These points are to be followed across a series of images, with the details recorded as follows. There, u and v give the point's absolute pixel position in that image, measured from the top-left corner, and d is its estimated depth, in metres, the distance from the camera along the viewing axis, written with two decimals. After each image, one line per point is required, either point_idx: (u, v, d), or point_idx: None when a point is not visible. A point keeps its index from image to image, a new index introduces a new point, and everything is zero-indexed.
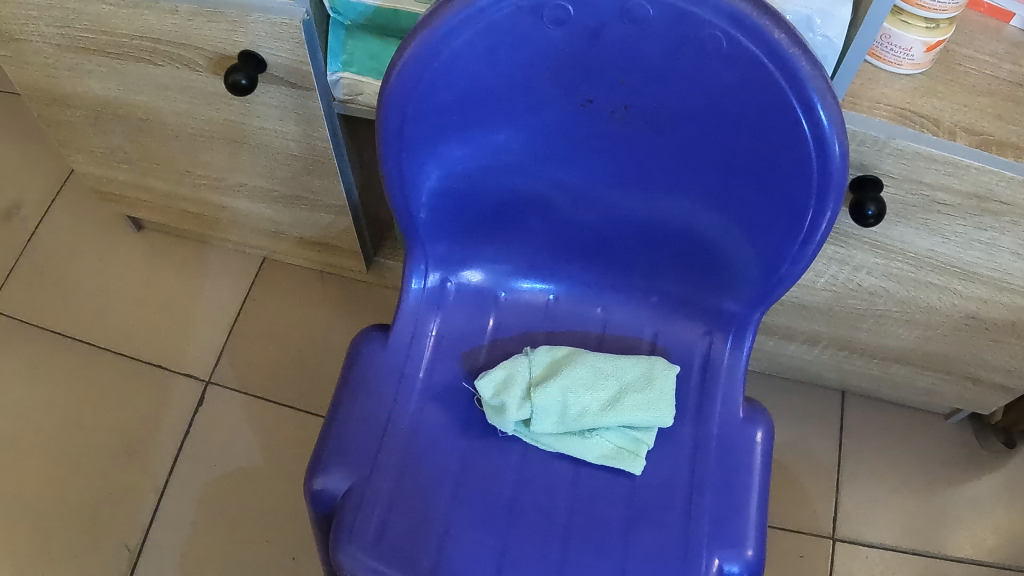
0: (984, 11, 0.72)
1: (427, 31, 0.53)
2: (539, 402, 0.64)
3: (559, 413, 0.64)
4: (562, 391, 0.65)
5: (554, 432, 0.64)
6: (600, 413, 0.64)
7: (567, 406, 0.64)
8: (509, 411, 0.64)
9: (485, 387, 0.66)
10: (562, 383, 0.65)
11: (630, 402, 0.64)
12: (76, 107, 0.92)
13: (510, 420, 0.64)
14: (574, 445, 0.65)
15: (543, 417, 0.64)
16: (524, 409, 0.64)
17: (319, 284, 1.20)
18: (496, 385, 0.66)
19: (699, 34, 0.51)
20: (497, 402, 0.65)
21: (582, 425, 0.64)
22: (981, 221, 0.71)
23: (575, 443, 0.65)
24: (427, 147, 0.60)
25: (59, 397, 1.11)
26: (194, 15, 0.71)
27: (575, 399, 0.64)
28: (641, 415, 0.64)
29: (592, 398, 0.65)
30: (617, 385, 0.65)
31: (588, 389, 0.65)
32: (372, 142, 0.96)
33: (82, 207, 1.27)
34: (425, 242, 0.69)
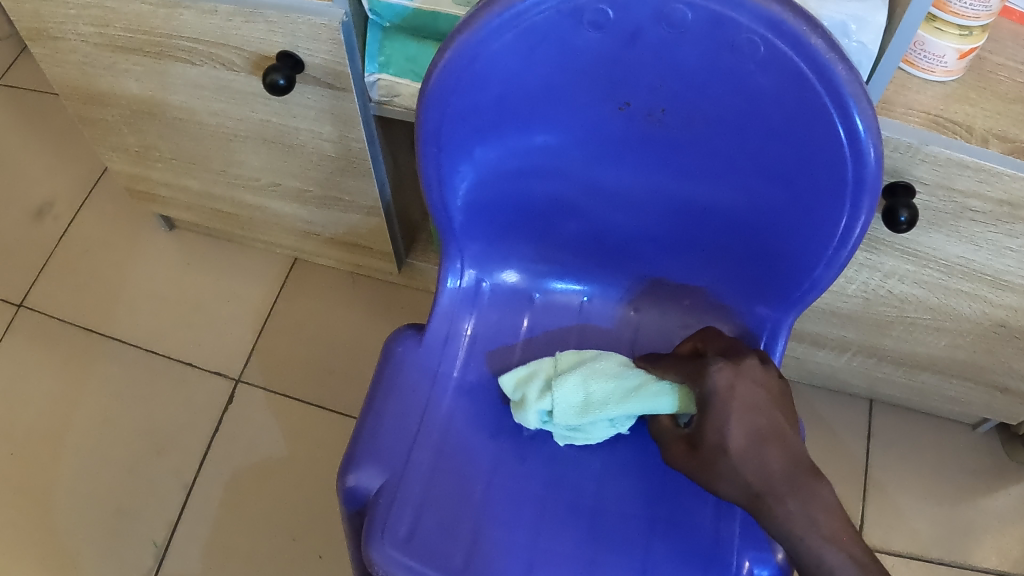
0: (1015, 19, 0.73)
1: (468, 32, 0.54)
2: (559, 389, 0.64)
3: (581, 402, 0.64)
4: (585, 379, 0.64)
5: (575, 421, 0.64)
6: (622, 400, 0.62)
7: (589, 393, 0.64)
8: (529, 402, 0.65)
9: (508, 381, 0.67)
10: (582, 374, 0.64)
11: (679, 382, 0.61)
12: (112, 106, 0.93)
13: (533, 410, 0.65)
14: (600, 428, 0.64)
15: (563, 409, 0.64)
16: (545, 396, 0.65)
17: (349, 284, 1.20)
18: (520, 372, 0.67)
19: (736, 38, 0.51)
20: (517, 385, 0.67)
21: (600, 414, 0.63)
22: (1013, 228, 0.71)
23: (599, 427, 0.64)
24: (464, 148, 0.61)
25: (90, 392, 1.13)
26: (233, 16, 0.72)
27: (596, 389, 0.64)
28: (664, 400, 0.61)
29: (616, 384, 0.63)
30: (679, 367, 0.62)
31: (610, 379, 0.64)
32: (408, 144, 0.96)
33: (114, 204, 1.29)
34: (461, 241, 0.70)
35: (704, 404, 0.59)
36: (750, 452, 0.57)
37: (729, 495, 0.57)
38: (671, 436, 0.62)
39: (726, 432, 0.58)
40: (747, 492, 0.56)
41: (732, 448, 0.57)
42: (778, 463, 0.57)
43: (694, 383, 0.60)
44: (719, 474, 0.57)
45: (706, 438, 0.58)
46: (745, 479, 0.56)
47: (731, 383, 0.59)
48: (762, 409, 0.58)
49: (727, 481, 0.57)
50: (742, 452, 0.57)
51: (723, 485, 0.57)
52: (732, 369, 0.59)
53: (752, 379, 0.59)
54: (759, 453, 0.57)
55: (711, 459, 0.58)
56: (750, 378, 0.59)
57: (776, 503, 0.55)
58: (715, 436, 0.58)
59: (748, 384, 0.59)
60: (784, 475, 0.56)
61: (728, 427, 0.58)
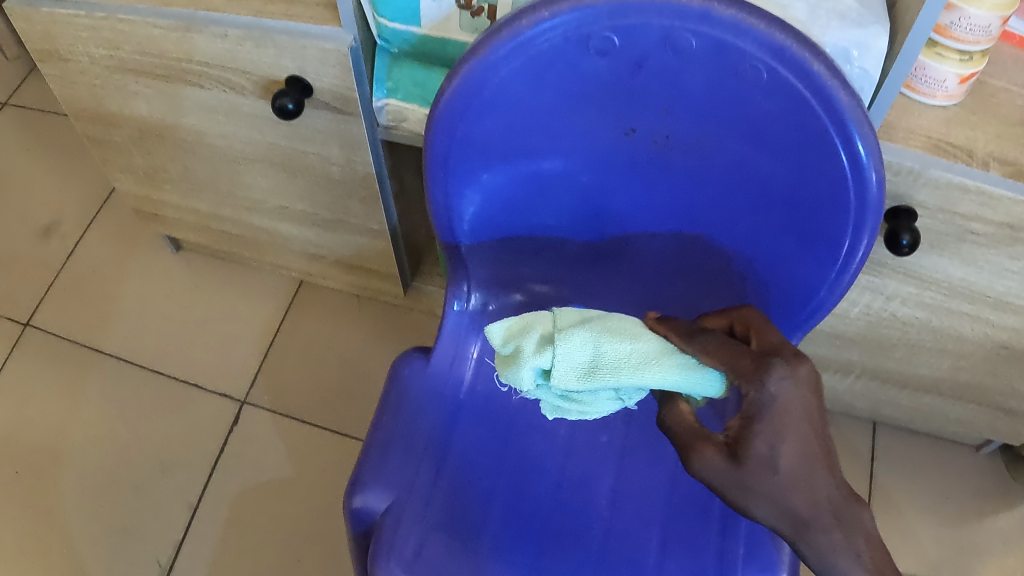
0: (1016, 43, 0.75)
1: (475, 59, 0.55)
2: (563, 345, 0.54)
3: (587, 362, 0.54)
4: (597, 336, 0.54)
5: (574, 386, 0.54)
6: (638, 368, 0.53)
7: (599, 354, 0.54)
8: (525, 356, 0.55)
9: (498, 334, 0.58)
10: (594, 330, 0.54)
11: (717, 367, 0.52)
12: (122, 128, 0.94)
13: (528, 367, 0.55)
14: (598, 395, 0.55)
15: (564, 367, 0.54)
16: (545, 354, 0.54)
17: (354, 307, 1.21)
18: (513, 329, 0.57)
19: (741, 65, 0.52)
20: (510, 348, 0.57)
21: (608, 380, 0.53)
22: (1015, 250, 0.72)
23: (599, 395, 0.55)
24: (471, 172, 0.62)
25: (96, 412, 1.13)
26: (242, 40, 0.73)
27: (609, 350, 0.54)
28: (692, 379, 0.52)
29: (634, 348, 0.53)
30: (723, 356, 0.52)
31: (627, 341, 0.54)
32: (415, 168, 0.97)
33: (122, 225, 1.30)
34: (468, 264, 0.70)
35: (757, 411, 0.49)
36: (801, 474, 0.49)
37: (765, 518, 0.49)
38: (695, 435, 0.52)
39: (778, 449, 0.49)
40: (791, 521, 0.49)
41: (783, 468, 0.49)
42: (825, 488, 0.49)
43: (748, 383, 0.50)
44: (759, 496, 0.49)
45: (754, 451, 0.49)
46: (790, 505, 0.49)
47: (791, 391, 0.49)
48: (815, 422, 0.50)
49: (767, 504, 0.49)
50: (794, 473, 0.49)
51: (761, 507, 0.49)
52: (793, 376, 0.50)
53: (811, 388, 0.50)
54: (807, 475, 0.49)
55: (754, 475, 0.49)
56: (809, 385, 0.50)
57: (823, 538, 0.48)
58: (763, 452, 0.49)
59: (808, 394, 0.50)
60: (832, 508, 0.49)
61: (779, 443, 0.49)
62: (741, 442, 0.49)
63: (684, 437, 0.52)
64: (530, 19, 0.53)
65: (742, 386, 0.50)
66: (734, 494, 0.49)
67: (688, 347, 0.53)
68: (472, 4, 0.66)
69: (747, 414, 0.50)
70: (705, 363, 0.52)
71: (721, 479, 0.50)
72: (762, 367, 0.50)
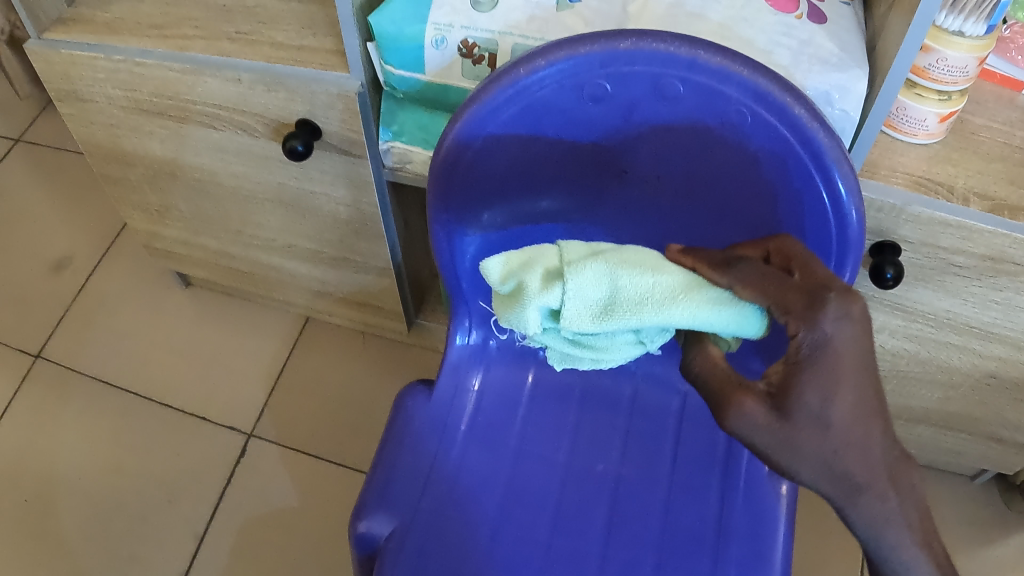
0: (998, 81, 0.78)
1: (476, 105, 0.58)
2: (574, 283, 0.52)
3: (602, 300, 0.53)
4: (610, 270, 0.52)
5: (588, 326, 0.54)
6: (657, 304, 0.51)
7: (615, 292, 0.52)
8: (533, 294, 0.53)
9: (501, 271, 0.55)
10: (608, 265, 0.52)
11: (758, 302, 0.48)
12: (136, 166, 0.98)
13: (535, 305, 0.53)
14: (614, 339, 0.57)
15: (574, 303, 0.52)
16: (553, 293, 0.53)
17: (359, 343, 1.24)
18: (512, 265, 0.54)
19: (726, 109, 0.56)
20: (512, 287, 0.55)
21: (625, 318, 0.52)
22: (997, 281, 0.74)
23: (616, 336, 0.56)
24: (473, 213, 0.65)
25: (105, 444, 1.15)
26: (254, 84, 0.77)
27: (624, 285, 0.52)
28: (721, 315, 0.49)
29: (655, 282, 0.51)
30: (765, 289, 0.48)
31: (645, 275, 0.51)
32: (419, 208, 1.00)
33: (132, 260, 1.34)
34: (469, 300, 0.73)
35: (809, 357, 0.46)
36: (854, 430, 0.45)
37: (810, 478, 0.46)
38: (737, 387, 0.47)
39: (833, 402, 0.45)
40: (842, 482, 0.45)
41: (835, 422, 0.45)
42: (879, 449, 0.46)
43: (799, 324, 0.46)
44: (810, 453, 0.45)
45: (804, 404, 0.45)
46: (842, 464, 0.45)
47: (847, 332, 0.45)
48: (868, 370, 0.46)
49: (817, 463, 0.45)
50: (848, 430, 0.45)
51: (810, 468, 0.45)
52: (849, 316, 0.46)
53: (867, 329, 0.46)
54: (863, 432, 0.45)
55: (806, 432, 0.45)
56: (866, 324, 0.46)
57: (874, 500, 0.45)
58: (816, 406, 0.45)
59: (864, 334, 0.46)
60: (885, 467, 0.46)
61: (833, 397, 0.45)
62: (791, 393, 0.45)
63: (720, 387, 0.49)
64: (528, 67, 0.56)
65: (790, 326, 0.47)
66: (778, 453, 0.45)
67: (722, 281, 0.50)
68: (474, 53, 0.70)
69: (795, 359, 0.46)
70: (743, 297, 0.49)
71: (764, 437, 0.45)
72: (814, 306, 0.46)
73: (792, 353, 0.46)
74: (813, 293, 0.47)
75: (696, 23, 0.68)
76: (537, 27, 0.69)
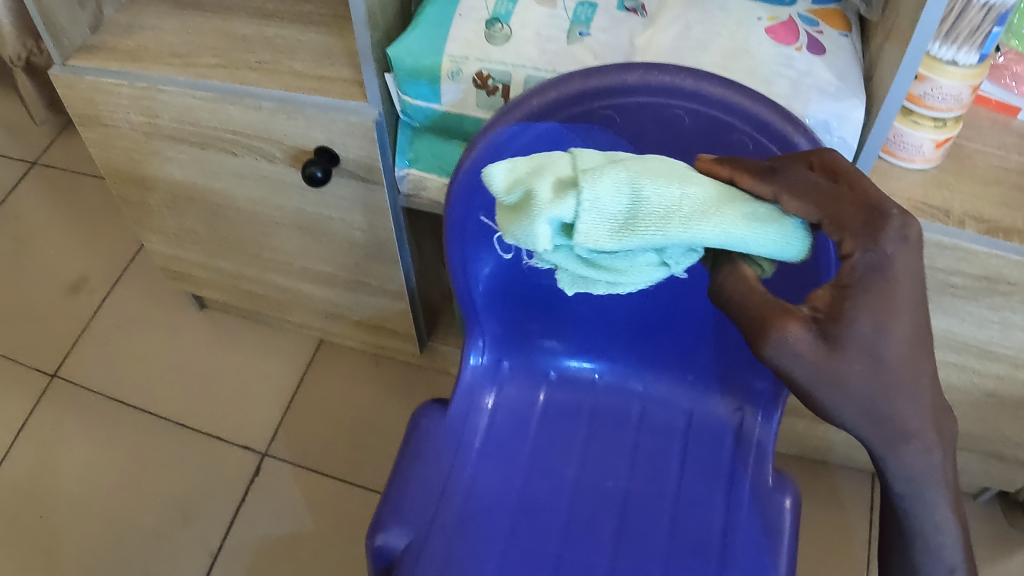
0: (993, 107, 0.82)
1: (492, 133, 0.61)
2: (591, 191, 0.45)
3: (622, 215, 0.46)
4: (632, 181, 0.46)
5: (607, 244, 0.45)
6: (692, 217, 0.45)
7: (637, 204, 0.46)
8: (545, 205, 0.44)
9: (504, 181, 0.46)
10: (631, 176, 0.46)
11: (808, 215, 0.45)
12: (156, 191, 1.01)
13: (547, 219, 0.44)
14: (635, 263, 0.48)
15: (593, 217, 0.45)
16: (567, 203, 0.45)
17: (372, 366, 1.26)
18: (518, 172, 0.46)
19: (728, 138, 0.61)
20: (517, 199, 0.46)
21: (651, 235, 0.45)
22: (993, 300, 0.77)
23: (637, 260, 0.47)
24: (488, 239, 0.68)
25: (122, 462, 1.18)
26: (275, 112, 0.80)
27: (649, 198, 0.46)
28: (759, 234, 0.45)
29: (684, 195, 0.46)
30: (818, 201, 0.45)
31: (673, 188, 0.46)
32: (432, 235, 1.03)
33: (147, 282, 1.37)
34: (483, 322, 0.76)
35: (863, 280, 0.44)
36: (905, 372, 0.45)
37: (849, 415, 0.45)
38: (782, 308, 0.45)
39: (883, 337, 0.44)
40: (884, 425, 0.45)
41: (887, 361, 0.44)
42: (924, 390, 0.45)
43: (856, 242, 0.44)
44: (856, 389, 0.44)
45: (856, 334, 0.44)
46: (889, 405, 0.44)
47: (904, 256, 0.44)
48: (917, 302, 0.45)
49: (861, 399, 0.44)
50: (899, 372, 0.44)
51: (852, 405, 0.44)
52: (908, 238, 0.44)
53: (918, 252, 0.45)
54: (909, 370, 0.45)
55: (854, 366, 0.44)
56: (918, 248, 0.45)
57: (914, 448, 0.46)
58: (867, 340, 0.44)
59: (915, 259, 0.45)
60: (931, 414, 0.46)
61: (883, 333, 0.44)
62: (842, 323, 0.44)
63: (758, 311, 0.45)
64: (541, 99, 0.60)
65: (844, 244, 0.45)
66: (820, 388, 0.44)
67: (766, 191, 0.47)
68: (488, 84, 0.74)
69: (847, 283, 0.45)
70: (789, 210, 0.46)
71: (807, 368, 0.44)
72: (872, 223, 0.45)
73: (844, 275, 0.45)
74: (870, 211, 0.45)
75: (700, 55, 0.71)
76: (548, 60, 0.72)
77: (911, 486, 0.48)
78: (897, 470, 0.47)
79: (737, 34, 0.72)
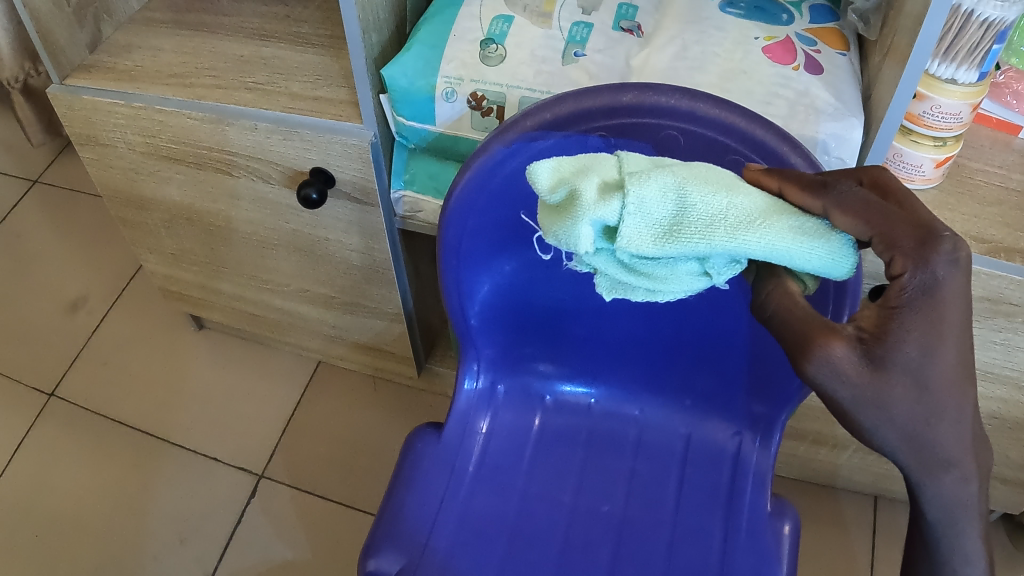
0: (994, 125, 0.81)
1: (485, 155, 0.61)
2: (636, 196, 0.45)
3: (666, 221, 0.45)
4: (679, 187, 0.46)
5: (648, 249, 0.45)
6: (737, 228, 0.44)
7: (682, 210, 0.45)
8: (588, 206, 0.45)
9: (547, 178, 0.47)
10: (678, 181, 0.46)
11: (858, 232, 0.43)
12: (153, 211, 1.01)
13: (589, 220, 0.45)
14: (676, 271, 0.47)
15: (637, 221, 0.45)
16: (612, 205, 0.45)
17: (370, 388, 1.26)
18: (564, 172, 0.47)
19: (724, 159, 0.60)
20: (562, 199, 0.47)
21: (694, 243, 0.45)
22: (996, 322, 0.76)
23: (678, 268, 0.47)
24: (482, 262, 0.68)
25: (117, 483, 1.17)
26: (271, 133, 0.80)
27: (696, 204, 0.45)
28: (806, 249, 0.44)
29: (732, 205, 0.45)
30: (869, 218, 0.43)
31: (722, 196, 0.45)
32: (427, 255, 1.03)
33: (145, 303, 1.37)
34: (478, 344, 0.75)
35: (913, 302, 0.42)
36: (950, 398, 0.43)
37: (892, 443, 0.44)
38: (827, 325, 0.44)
39: (932, 358, 0.43)
40: (924, 451, 0.44)
41: (932, 387, 0.43)
42: (967, 418, 0.44)
43: (906, 263, 0.42)
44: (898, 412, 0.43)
45: (903, 356, 0.42)
46: (930, 430, 0.43)
47: (955, 279, 0.42)
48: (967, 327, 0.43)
49: (904, 424, 0.43)
50: (943, 399, 0.43)
51: (888, 429, 0.44)
52: (960, 259, 0.42)
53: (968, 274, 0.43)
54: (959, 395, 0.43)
55: (897, 387, 0.43)
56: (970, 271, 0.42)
57: (951, 475, 0.45)
58: (912, 361, 0.42)
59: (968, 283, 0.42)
60: (972, 443, 0.45)
61: (931, 354, 0.43)
62: (889, 341, 0.43)
63: (801, 327, 0.44)
64: (534, 120, 0.60)
65: (894, 264, 0.43)
66: (862, 409, 0.43)
67: (816, 205, 0.45)
68: (482, 105, 0.74)
69: (896, 303, 0.43)
70: (839, 226, 0.44)
71: (852, 389, 0.43)
72: (923, 243, 0.42)
73: (893, 295, 0.43)
74: (924, 228, 0.42)
75: (696, 76, 0.71)
76: (543, 81, 0.72)
77: (948, 516, 0.47)
78: (933, 498, 0.46)
79: (735, 54, 0.71)
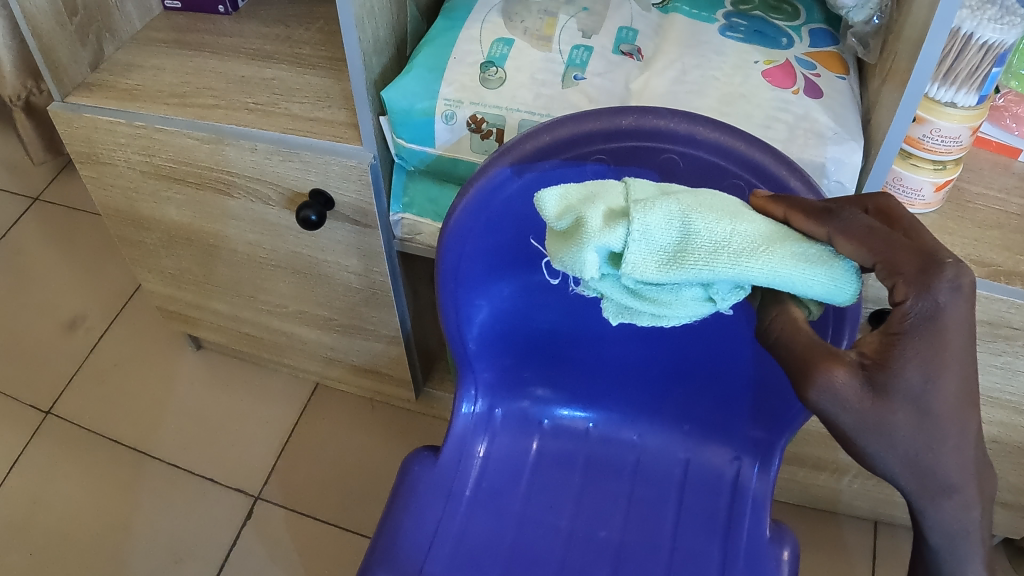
0: (993, 148, 0.82)
1: (484, 177, 0.61)
2: (640, 222, 0.45)
3: (670, 247, 0.45)
4: (684, 213, 0.45)
5: (652, 275, 0.45)
6: (741, 253, 0.44)
7: (686, 236, 0.45)
8: (593, 232, 0.45)
9: (555, 204, 0.47)
10: (683, 207, 0.45)
11: (861, 258, 0.43)
12: (152, 230, 1.01)
13: (594, 246, 0.45)
14: (681, 297, 0.47)
15: (641, 246, 0.45)
16: (616, 232, 0.45)
17: (368, 409, 1.25)
18: (570, 200, 0.47)
19: (723, 183, 0.60)
20: (569, 225, 0.47)
21: (697, 269, 0.44)
22: (997, 346, 0.75)
23: (683, 293, 0.46)
24: (480, 286, 0.68)
25: (112, 502, 1.16)
26: (270, 154, 0.80)
27: (701, 230, 0.45)
28: (809, 274, 0.43)
29: (736, 230, 0.45)
30: (872, 245, 0.42)
31: (726, 221, 0.45)
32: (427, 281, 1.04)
33: (143, 322, 1.36)
34: (476, 368, 0.74)
35: (914, 328, 0.42)
36: (951, 426, 0.43)
37: (892, 468, 0.44)
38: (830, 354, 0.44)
39: (935, 386, 0.42)
40: (927, 477, 0.44)
41: (933, 414, 0.42)
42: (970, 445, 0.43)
43: (909, 290, 0.41)
44: (899, 437, 0.43)
45: (905, 383, 0.42)
46: (932, 457, 0.43)
47: (958, 305, 0.41)
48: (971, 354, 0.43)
49: (905, 450, 0.43)
50: (945, 425, 0.43)
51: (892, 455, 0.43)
52: (962, 285, 0.41)
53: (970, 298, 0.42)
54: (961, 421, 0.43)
55: (901, 412, 0.42)
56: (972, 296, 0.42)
57: (953, 503, 0.44)
58: (916, 387, 0.42)
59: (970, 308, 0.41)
60: (974, 469, 0.44)
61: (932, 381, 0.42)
62: (890, 369, 0.42)
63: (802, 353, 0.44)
64: (533, 143, 0.60)
65: (897, 290, 0.42)
66: (863, 434, 0.43)
67: (819, 232, 0.44)
68: (482, 127, 0.74)
69: (898, 329, 0.42)
70: (841, 252, 0.43)
71: (853, 414, 0.43)
72: (925, 269, 0.41)
73: (895, 320, 0.43)
74: (927, 255, 0.41)
75: (696, 99, 0.71)
76: (543, 104, 0.72)
77: (949, 542, 0.46)
78: (934, 524, 0.46)
79: (734, 78, 0.72)
